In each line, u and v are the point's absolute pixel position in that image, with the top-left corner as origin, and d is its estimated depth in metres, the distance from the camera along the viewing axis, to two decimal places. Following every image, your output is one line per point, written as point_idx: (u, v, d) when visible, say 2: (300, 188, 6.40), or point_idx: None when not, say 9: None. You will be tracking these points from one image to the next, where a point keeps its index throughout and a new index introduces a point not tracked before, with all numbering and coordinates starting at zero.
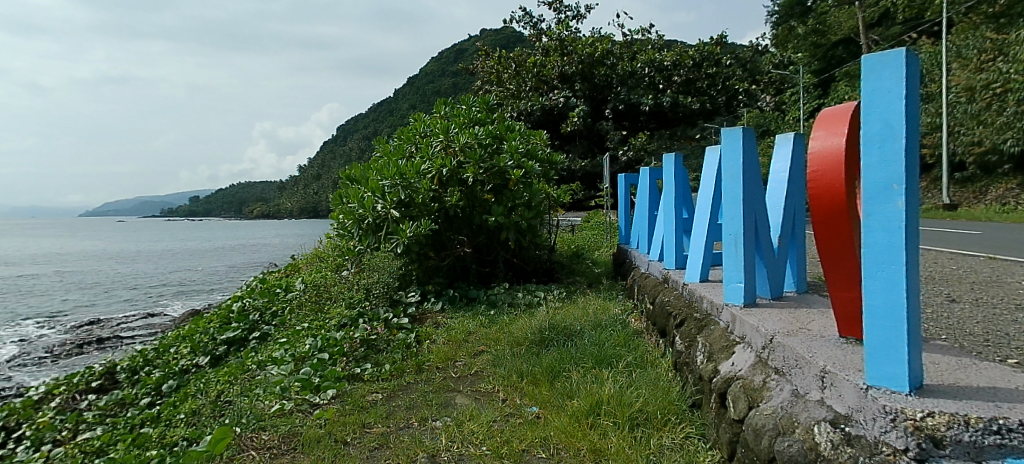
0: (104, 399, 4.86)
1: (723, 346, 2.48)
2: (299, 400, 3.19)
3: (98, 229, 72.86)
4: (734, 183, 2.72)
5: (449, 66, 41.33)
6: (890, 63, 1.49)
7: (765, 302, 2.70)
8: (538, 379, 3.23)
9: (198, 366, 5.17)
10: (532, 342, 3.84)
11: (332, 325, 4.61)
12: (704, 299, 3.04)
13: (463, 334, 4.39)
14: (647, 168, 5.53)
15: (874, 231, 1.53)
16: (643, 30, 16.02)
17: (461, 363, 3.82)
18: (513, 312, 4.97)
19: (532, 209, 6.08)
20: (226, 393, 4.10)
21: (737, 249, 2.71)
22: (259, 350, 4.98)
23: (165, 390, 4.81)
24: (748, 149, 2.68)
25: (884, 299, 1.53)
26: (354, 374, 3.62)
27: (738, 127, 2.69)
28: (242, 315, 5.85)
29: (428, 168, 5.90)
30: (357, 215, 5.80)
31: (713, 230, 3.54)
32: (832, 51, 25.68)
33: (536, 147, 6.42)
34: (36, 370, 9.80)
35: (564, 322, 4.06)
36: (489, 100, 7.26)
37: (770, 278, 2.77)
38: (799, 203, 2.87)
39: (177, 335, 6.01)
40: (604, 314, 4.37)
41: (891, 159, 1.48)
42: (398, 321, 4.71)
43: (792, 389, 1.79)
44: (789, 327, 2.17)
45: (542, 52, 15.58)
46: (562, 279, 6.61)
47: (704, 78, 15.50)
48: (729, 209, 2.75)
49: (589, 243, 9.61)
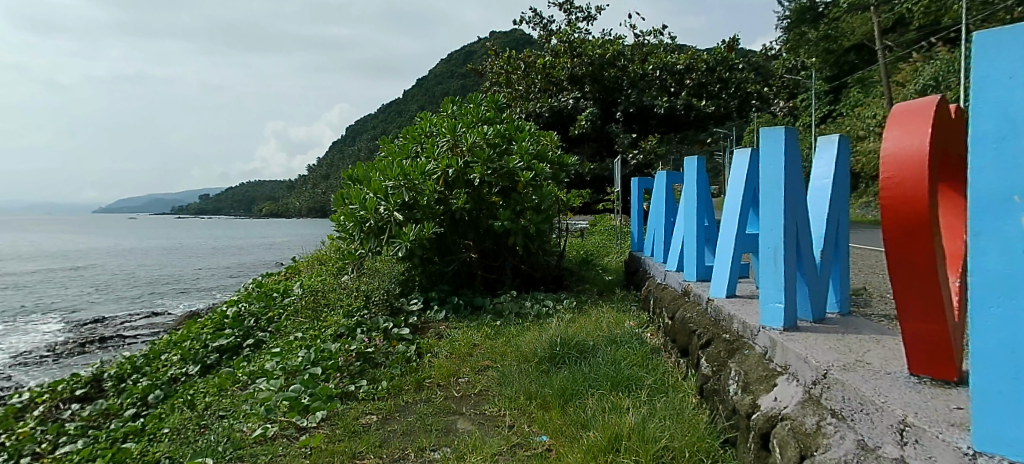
0: (87, 410, 4.60)
1: (760, 377, 2.19)
2: (284, 424, 2.91)
3: (108, 225, 73.04)
4: (772, 189, 2.42)
5: (457, 68, 40.97)
6: (1010, 43, 1.27)
7: (806, 325, 2.39)
8: (549, 404, 2.93)
9: (188, 375, 4.90)
10: (542, 358, 3.55)
11: (328, 336, 4.33)
12: (734, 319, 2.74)
13: (467, 347, 4.09)
14: (665, 173, 5.23)
15: (991, 253, 1.29)
16: (655, 31, 15.74)
17: (464, 381, 3.53)
18: (521, 323, 4.68)
19: (541, 213, 5.77)
20: (214, 407, 3.83)
21: (777, 264, 2.40)
22: (252, 360, 4.71)
23: (152, 401, 4.55)
24: (789, 152, 2.38)
25: (1001, 339, 1.28)
26: (349, 392, 3.33)
27: (779, 127, 2.39)
28: (236, 321, 5.59)
29: (433, 169, 5.61)
30: (359, 217, 5.52)
31: (742, 241, 3.24)
32: (844, 57, 25.31)
33: (546, 148, 6.14)
34: (34, 368, 9.62)
35: (575, 335, 3.76)
36: (498, 99, 6.97)
37: (812, 298, 2.45)
38: (844, 212, 2.56)
39: (169, 340, 5.74)
40: (618, 328, 4.08)
41: (1016, 163, 1.25)
42: (399, 331, 4.42)
43: (859, 441, 1.50)
44: (843, 359, 1.88)
45: (552, 53, 15.25)
46: (571, 286, 6.31)
47: (716, 82, 15.20)
48: (767, 218, 2.45)
49: (599, 249, 9.33)
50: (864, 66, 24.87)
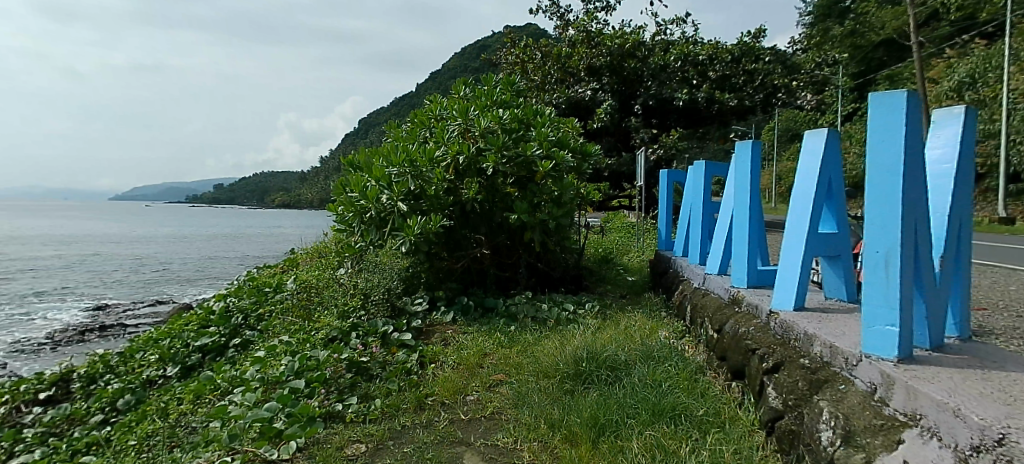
0: (50, 414, 4.09)
1: (871, 427, 1.64)
2: (248, 456, 2.39)
3: (121, 213, 73.11)
4: (886, 175, 1.84)
5: (472, 61, 40.23)
6: None
7: (925, 355, 1.83)
8: (577, 437, 2.39)
9: (165, 377, 4.39)
10: (565, 375, 3.01)
11: (319, 341, 3.78)
12: (815, 340, 2.17)
13: (477, 356, 3.55)
14: (704, 164, 4.67)
15: None
16: (678, 21, 14.99)
17: (473, 399, 3.00)
18: (539, 329, 4.13)
19: (562, 206, 5.17)
20: (190, 418, 3.36)
21: (890, 273, 1.83)
22: (236, 364, 4.18)
23: (121, 406, 4.04)
24: (914, 125, 1.79)
25: None
26: (335, 412, 2.81)
27: (900, 92, 1.80)
28: (222, 317, 5.08)
29: (443, 156, 5.07)
30: (359, 207, 4.99)
31: (814, 243, 2.70)
32: (872, 53, 24.47)
33: (568, 135, 5.56)
34: (28, 358, 9.15)
35: (603, 348, 3.20)
36: (514, 82, 6.39)
37: (931, 321, 1.88)
38: (968, 209, 2.00)
39: (148, 338, 5.22)
40: (652, 339, 3.51)
41: None
42: (399, 336, 3.87)
43: None
44: (1018, 417, 1.34)
45: (569, 43, 14.54)
46: (591, 288, 5.76)
47: (741, 74, 14.44)
48: (872, 216, 1.88)
49: (619, 246, 8.88)
50: (893, 63, 24.02)
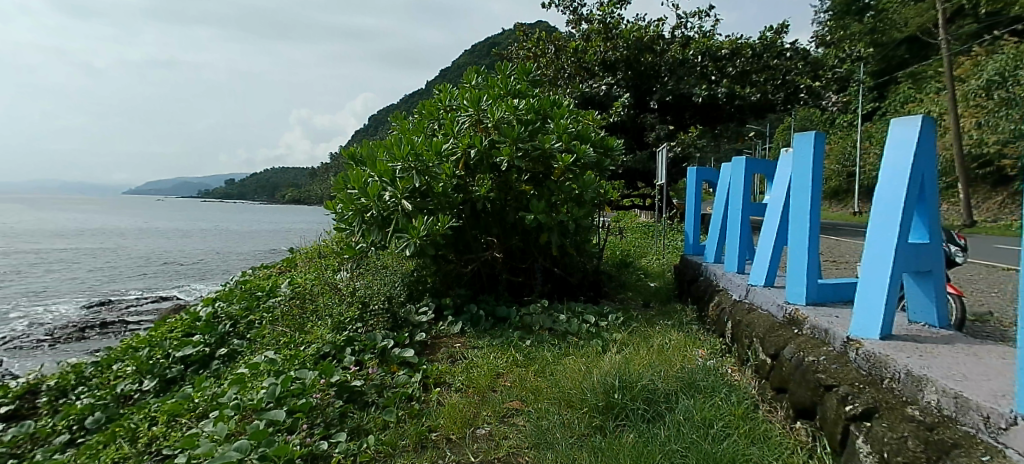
0: (10, 432, 3.64)
1: None
2: None
3: (134, 207, 73.16)
4: None
5: (482, 58, 39.57)
6: None
7: None
8: None
9: (142, 392, 3.95)
10: (594, 409, 2.54)
11: (309, 358, 3.34)
12: (926, 385, 1.69)
13: (489, 378, 3.08)
14: (743, 159, 4.14)
15: None
16: (698, 14, 14.44)
17: (484, 433, 2.54)
18: (558, 345, 3.65)
19: (583, 206, 4.68)
20: (161, 446, 2.91)
21: None
22: (219, 379, 3.74)
23: (89, 425, 3.59)
24: None
25: None
26: (319, 452, 2.39)
27: None
28: (208, 325, 4.65)
29: (452, 149, 4.62)
30: (359, 205, 4.52)
31: (903, 256, 2.22)
32: (893, 51, 23.75)
33: (588, 128, 5.07)
34: (25, 355, 8.76)
35: (637, 373, 2.73)
36: (530, 70, 5.87)
37: None
38: None
39: (128, 346, 4.78)
40: (692, 363, 3.03)
41: None
42: (400, 352, 3.42)
43: None
44: None
45: (584, 36, 13.96)
46: (611, 295, 5.29)
47: (762, 71, 13.91)
48: None
49: (636, 249, 8.40)
50: (914, 61, 23.32)
